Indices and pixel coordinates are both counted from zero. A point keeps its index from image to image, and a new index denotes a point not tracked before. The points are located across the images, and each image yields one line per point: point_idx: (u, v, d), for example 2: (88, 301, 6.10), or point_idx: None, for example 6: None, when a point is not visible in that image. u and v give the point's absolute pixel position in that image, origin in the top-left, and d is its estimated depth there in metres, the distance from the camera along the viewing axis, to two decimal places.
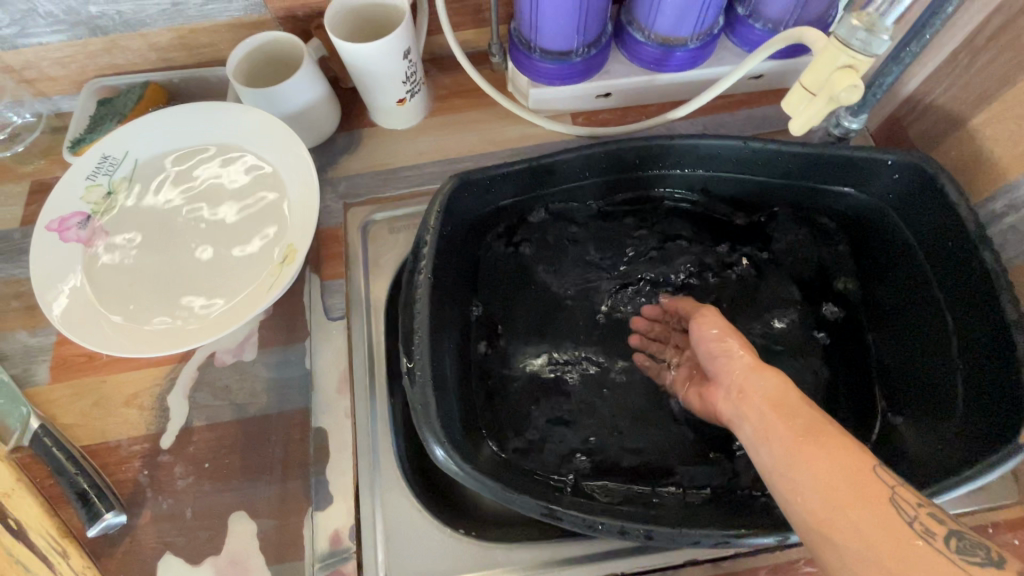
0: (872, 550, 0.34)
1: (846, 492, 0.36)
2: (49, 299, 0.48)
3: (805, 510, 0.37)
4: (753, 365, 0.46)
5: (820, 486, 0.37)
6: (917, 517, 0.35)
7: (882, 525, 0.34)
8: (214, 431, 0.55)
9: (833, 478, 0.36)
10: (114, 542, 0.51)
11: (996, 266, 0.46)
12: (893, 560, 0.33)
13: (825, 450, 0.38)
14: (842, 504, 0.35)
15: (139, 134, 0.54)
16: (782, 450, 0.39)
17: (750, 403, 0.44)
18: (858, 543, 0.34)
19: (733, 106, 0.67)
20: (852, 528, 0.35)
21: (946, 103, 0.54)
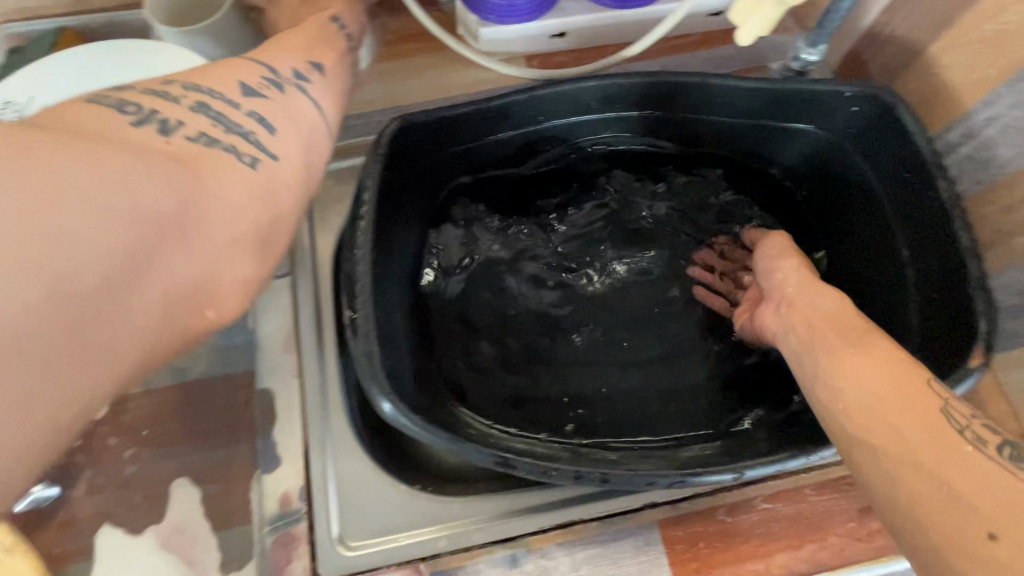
0: (913, 452, 0.33)
1: (894, 398, 0.35)
2: None
3: (846, 416, 0.36)
4: (810, 288, 0.46)
5: (866, 390, 0.36)
6: (969, 427, 0.34)
7: (926, 425, 0.33)
8: (152, 397, 0.52)
9: (880, 384, 0.36)
10: (48, 517, 0.48)
11: (950, 194, 0.46)
12: (935, 459, 0.32)
13: (877, 359, 0.37)
14: (885, 409, 0.35)
15: (48, 79, 0.50)
16: (829, 358, 0.40)
17: (802, 316, 0.45)
18: (899, 445, 0.33)
19: (692, 47, 0.63)
20: (890, 427, 0.34)
21: (904, 33, 0.52)
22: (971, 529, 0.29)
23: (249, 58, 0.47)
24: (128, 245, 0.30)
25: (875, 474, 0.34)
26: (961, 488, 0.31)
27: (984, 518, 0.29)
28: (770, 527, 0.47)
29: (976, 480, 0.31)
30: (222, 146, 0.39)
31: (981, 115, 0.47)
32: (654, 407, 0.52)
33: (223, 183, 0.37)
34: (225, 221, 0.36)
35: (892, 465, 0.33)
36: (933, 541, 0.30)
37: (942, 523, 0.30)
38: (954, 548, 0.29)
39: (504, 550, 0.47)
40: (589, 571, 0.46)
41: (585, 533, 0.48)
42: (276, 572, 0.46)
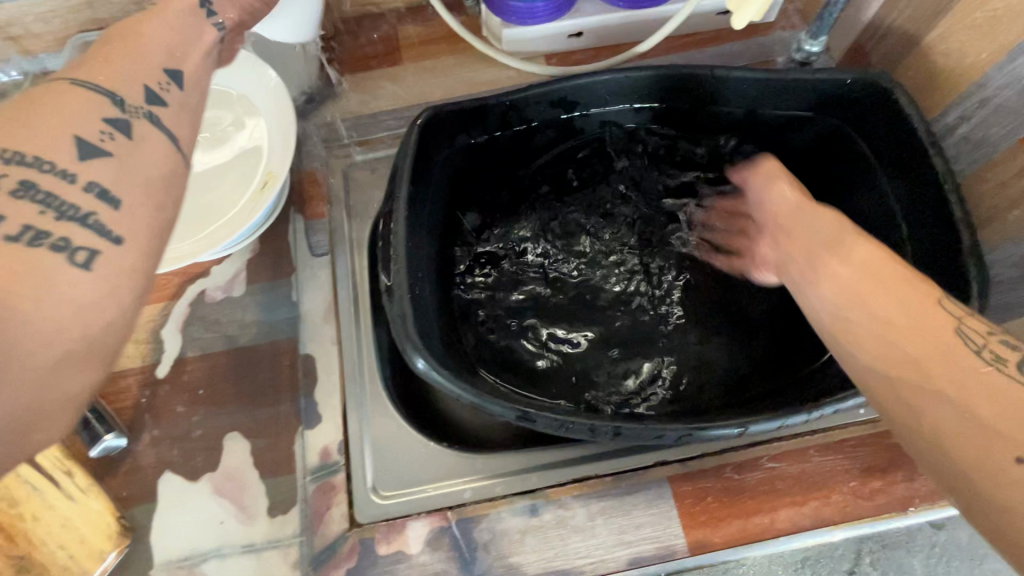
0: (924, 366, 0.34)
1: (906, 330, 0.36)
2: None
3: (862, 354, 0.37)
4: (823, 243, 0.45)
5: (846, 285, 0.40)
6: (985, 345, 0.34)
7: (942, 361, 0.34)
8: (207, 361, 0.58)
9: (884, 301, 0.38)
10: (116, 464, 0.54)
11: (945, 169, 0.49)
12: (930, 364, 0.34)
13: (885, 284, 0.39)
14: (895, 335, 0.36)
15: None
16: (831, 293, 0.41)
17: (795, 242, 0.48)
18: (916, 368, 0.34)
19: (703, 43, 0.68)
20: (885, 369, 0.36)
21: (902, 25, 0.56)
22: (962, 425, 0.31)
23: (79, 84, 0.36)
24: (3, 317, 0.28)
25: (885, 396, 0.36)
26: (947, 387, 0.33)
27: (954, 394, 0.32)
28: (776, 485, 0.50)
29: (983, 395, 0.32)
30: (52, 245, 0.30)
31: (974, 97, 0.51)
32: (664, 376, 0.55)
33: (80, 287, 0.30)
34: (70, 300, 0.30)
35: (897, 385, 0.35)
36: (957, 443, 0.31)
37: (955, 409, 0.32)
38: (976, 440, 0.31)
39: (525, 501, 0.50)
40: (604, 522, 0.49)
41: (599, 488, 0.51)
42: (318, 516, 0.51)
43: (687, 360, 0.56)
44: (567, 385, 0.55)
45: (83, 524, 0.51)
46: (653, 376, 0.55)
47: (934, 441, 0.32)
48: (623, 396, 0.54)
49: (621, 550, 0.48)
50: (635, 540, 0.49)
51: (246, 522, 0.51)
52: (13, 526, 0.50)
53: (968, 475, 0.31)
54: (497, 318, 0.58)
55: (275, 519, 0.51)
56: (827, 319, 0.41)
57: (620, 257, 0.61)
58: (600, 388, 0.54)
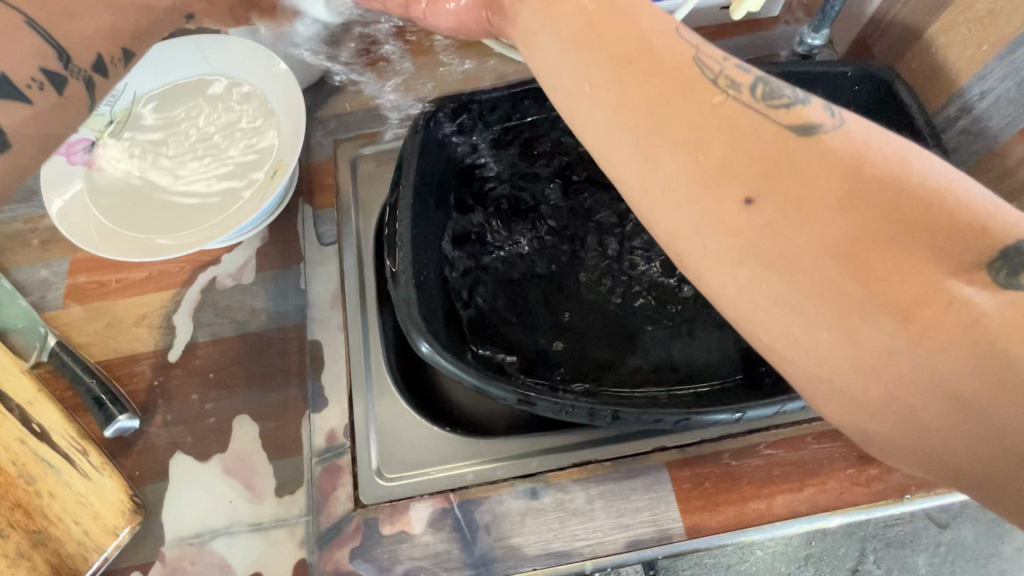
0: (766, 205, 0.30)
1: (746, 218, 0.31)
2: (50, 206, 0.52)
3: (672, 217, 0.33)
4: (607, 89, 0.36)
5: (674, 185, 0.33)
6: (718, 72, 0.34)
7: (800, 179, 0.30)
8: (217, 346, 0.60)
9: (675, 184, 0.33)
10: (129, 444, 0.56)
11: (944, 160, 0.50)
12: (757, 190, 0.31)
13: (708, 126, 0.33)
14: (707, 187, 0.32)
15: (138, 68, 0.57)
16: (619, 137, 0.36)
17: (598, 96, 0.37)
18: (746, 241, 0.31)
19: (707, 37, 0.69)
20: (748, 268, 0.31)
21: (905, 18, 0.56)
22: (865, 331, 0.28)
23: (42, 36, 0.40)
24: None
25: (769, 317, 0.31)
26: (842, 273, 0.28)
27: (747, 188, 0.31)
28: (774, 471, 0.50)
29: (790, 181, 0.30)
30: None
31: (975, 89, 0.51)
32: (665, 366, 0.56)
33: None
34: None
35: (798, 302, 0.30)
36: (851, 363, 0.29)
37: (863, 310, 0.28)
38: (886, 342, 0.28)
39: (525, 484, 0.51)
40: (603, 505, 0.50)
41: (599, 472, 0.52)
42: (324, 496, 0.52)
43: (687, 350, 0.56)
44: (568, 373, 0.56)
45: (100, 502, 0.52)
46: (653, 365, 0.56)
47: (822, 323, 0.29)
48: (622, 384, 0.55)
49: (619, 533, 0.49)
50: (634, 523, 0.50)
51: (254, 501, 0.53)
52: (30, 502, 0.52)
53: (906, 314, 0.27)
54: (499, 309, 0.59)
55: (282, 499, 0.53)
56: (660, 225, 0.34)
57: (622, 247, 0.62)
58: (600, 376, 0.55)
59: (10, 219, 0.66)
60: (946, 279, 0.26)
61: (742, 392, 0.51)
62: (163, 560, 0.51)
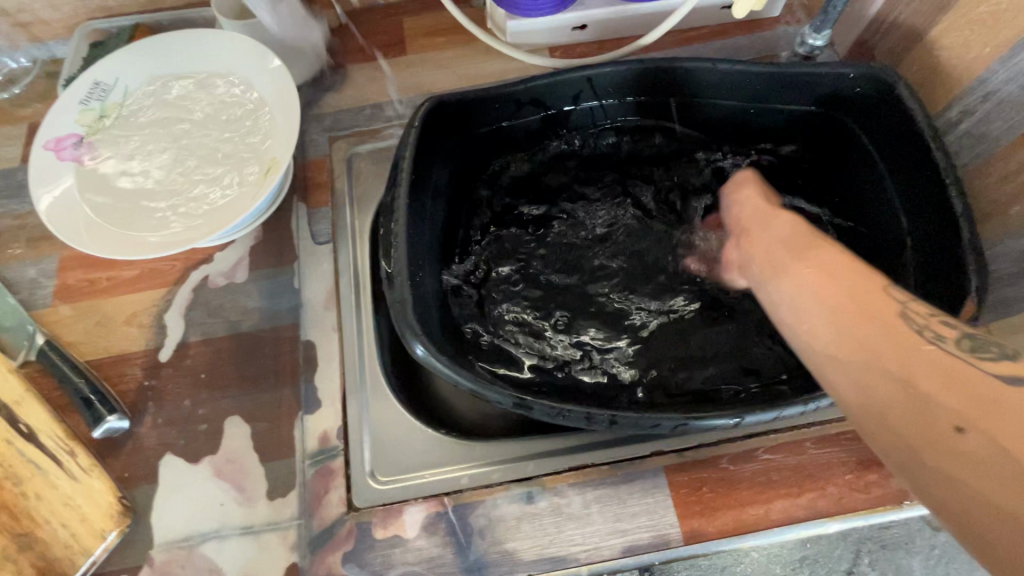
0: (897, 361, 0.35)
1: (888, 363, 0.35)
2: (37, 200, 0.51)
3: (823, 342, 0.39)
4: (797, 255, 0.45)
5: (819, 301, 0.40)
6: (925, 325, 0.37)
7: (936, 369, 0.34)
8: (209, 345, 0.59)
9: (836, 294, 0.40)
10: (118, 445, 0.55)
11: (946, 162, 0.49)
12: (895, 363, 0.35)
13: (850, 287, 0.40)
14: (840, 317, 0.39)
15: (131, 64, 0.57)
16: (789, 282, 0.44)
17: (760, 246, 0.50)
18: (866, 363, 0.36)
19: (707, 37, 0.68)
20: (875, 390, 0.35)
21: (906, 19, 0.56)
22: (922, 411, 0.33)
23: None
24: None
25: (850, 401, 0.36)
26: (891, 366, 0.35)
27: (956, 417, 0.31)
28: (772, 477, 0.50)
29: (920, 365, 0.34)
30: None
31: (977, 92, 0.50)
32: (661, 369, 0.55)
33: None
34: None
35: (866, 392, 0.35)
36: (913, 427, 0.33)
37: (903, 394, 0.34)
38: (966, 467, 0.30)
39: (521, 488, 0.51)
40: (599, 510, 0.50)
41: (595, 476, 0.51)
42: (317, 499, 0.52)
43: (684, 353, 0.56)
44: (564, 376, 0.55)
45: (87, 503, 0.51)
46: (649, 368, 0.55)
47: (910, 451, 0.33)
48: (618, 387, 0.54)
49: (616, 538, 0.49)
50: (630, 528, 0.49)
51: (246, 504, 0.52)
52: (15, 504, 0.51)
53: (978, 493, 0.29)
54: (494, 311, 0.58)
55: (274, 502, 0.52)
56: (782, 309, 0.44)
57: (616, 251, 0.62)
58: (596, 380, 0.55)
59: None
60: None
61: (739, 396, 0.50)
62: (152, 564, 0.50)
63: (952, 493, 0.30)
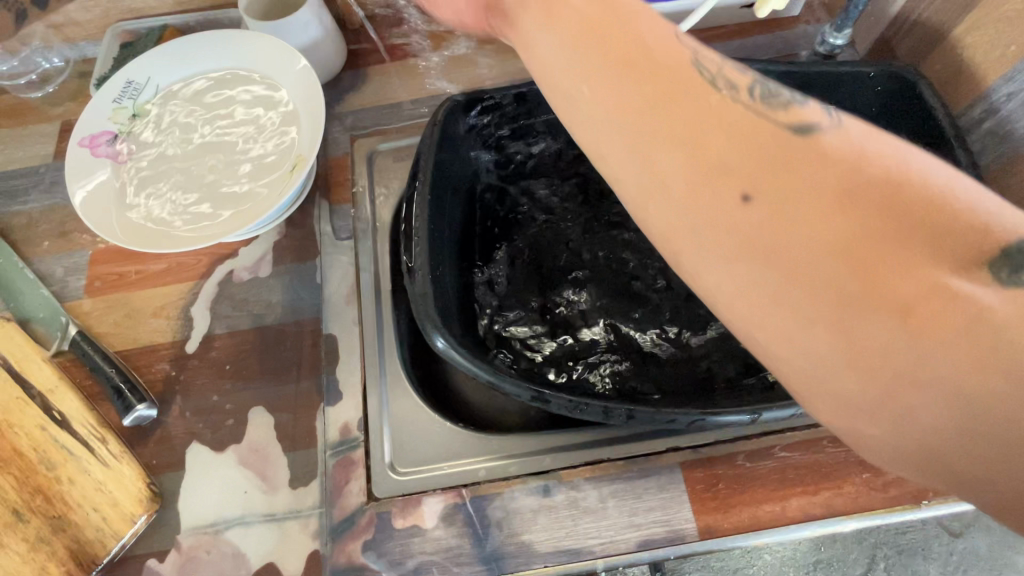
0: (797, 255, 0.24)
1: (801, 272, 0.24)
2: (72, 194, 0.53)
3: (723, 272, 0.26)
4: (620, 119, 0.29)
5: (683, 206, 0.27)
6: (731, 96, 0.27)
7: (820, 230, 0.23)
8: (233, 338, 0.60)
9: (688, 180, 0.27)
10: (147, 433, 0.57)
11: (968, 162, 0.49)
12: (769, 233, 0.25)
13: (605, 53, 0.30)
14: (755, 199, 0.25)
15: (162, 63, 0.58)
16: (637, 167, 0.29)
17: (569, 52, 0.31)
18: (791, 288, 0.24)
19: (725, 37, 0.68)
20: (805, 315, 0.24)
21: (930, 18, 0.55)
22: (750, 218, 0.25)
23: None
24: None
25: (809, 369, 0.25)
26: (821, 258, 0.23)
27: (867, 268, 0.23)
28: (788, 475, 0.50)
29: (792, 216, 0.24)
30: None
31: (1002, 91, 0.50)
32: (679, 367, 0.55)
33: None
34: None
35: (814, 326, 0.24)
36: (857, 382, 0.24)
37: (812, 278, 0.24)
38: (914, 385, 0.23)
39: (538, 481, 0.51)
40: (615, 504, 0.50)
41: (611, 471, 0.51)
42: (337, 488, 0.53)
43: (702, 351, 0.56)
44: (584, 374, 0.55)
45: (117, 488, 0.53)
46: (668, 366, 0.56)
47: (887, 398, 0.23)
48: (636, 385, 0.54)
49: (631, 532, 0.49)
50: (645, 523, 0.50)
51: (268, 492, 0.53)
52: (50, 488, 0.53)
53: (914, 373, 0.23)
54: (514, 308, 0.59)
55: (296, 491, 0.53)
56: (653, 224, 0.29)
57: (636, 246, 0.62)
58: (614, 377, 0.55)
59: (34, 209, 0.68)
60: (949, 274, 0.22)
61: (758, 394, 0.51)
62: (179, 548, 0.52)
63: (915, 402, 0.23)
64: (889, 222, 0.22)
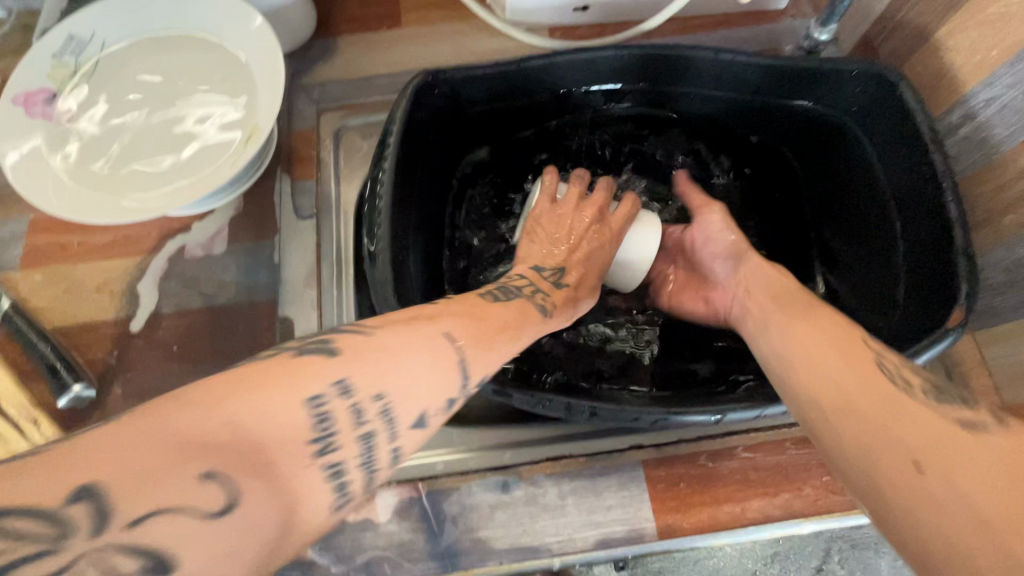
0: (852, 404, 0.34)
1: (873, 411, 0.32)
2: (4, 157, 0.49)
3: (798, 383, 0.38)
4: (781, 312, 0.44)
5: (801, 347, 0.39)
6: (900, 374, 0.35)
7: (893, 405, 0.32)
8: (182, 318, 0.57)
9: (819, 343, 0.38)
10: (85, 415, 0.54)
11: (943, 167, 0.48)
12: (869, 398, 0.33)
13: (817, 324, 0.40)
14: (821, 360, 0.37)
15: (109, 17, 0.53)
16: (771, 331, 0.43)
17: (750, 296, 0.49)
18: (833, 405, 0.35)
19: (710, 27, 0.66)
20: (847, 428, 0.33)
21: (915, 18, 0.54)
22: (905, 471, 0.29)
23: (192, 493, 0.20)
24: (131, 479, 0.20)
25: (853, 465, 0.32)
26: (866, 403, 0.33)
27: (914, 455, 0.30)
28: (750, 475, 0.50)
29: (904, 413, 0.32)
30: (326, 465, 0.25)
31: (981, 96, 0.49)
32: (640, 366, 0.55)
33: (191, 502, 0.20)
34: (208, 557, 0.20)
35: (874, 466, 0.31)
36: (890, 481, 0.30)
37: (896, 457, 0.30)
38: (949, 516, 0.27)
39: (497, 476, 0.50)
40: (574, 502, 0.49)
41: (572, 467, 0.50)
42: None
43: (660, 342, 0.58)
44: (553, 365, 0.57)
45: None
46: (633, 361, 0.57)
47: (910, 523, 0.28)
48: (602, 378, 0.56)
49: (590, 530, 0.48)
50: (605, 521, 0.49)
51: None
52: None
53: (921, 522, 0.28)
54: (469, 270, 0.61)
55: None
56: (765, 351, 0.43)
57: None
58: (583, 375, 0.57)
59: None
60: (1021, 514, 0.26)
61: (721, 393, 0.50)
62: None
63: (922, 536, 0.28)
64: (967, 459, 0.28)
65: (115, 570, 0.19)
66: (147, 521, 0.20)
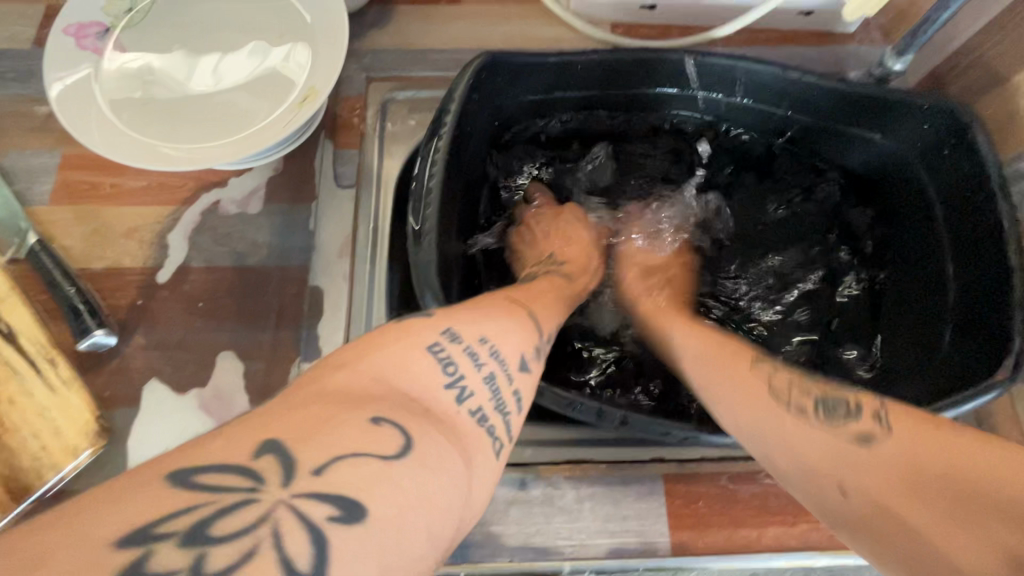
0: (756, 393, 0.40)
1: (798, 402, 0.39)
2: (49, 86, 0.47)
3: (722, 401, 0.43)
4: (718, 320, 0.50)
5: (712, 354, 0.46)
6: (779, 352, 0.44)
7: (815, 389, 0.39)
8: (210, 274, 0.56)
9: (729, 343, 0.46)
10: (103, 360, 0.53)
11: (1010, 216, 0.47)
12: (780, 389, 0.40)
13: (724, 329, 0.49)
14: (734, 363, 0.44)
15: None
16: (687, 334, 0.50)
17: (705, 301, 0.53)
18: (746, 399, 0.41)
19: (774, 42, 0.65)
20: (775, 424, 0.39)
21: (992, 59, 0.52)
22: (831, 441, 0.36)
23: (356, 446, 0.23)
24: (310, 430, 0.23)
25: (802, 460, 0.37)
26: (791, 398, 0.39)
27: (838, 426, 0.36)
28: (770, 502, 0.49)
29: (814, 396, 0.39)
30: (469, 410, 0.30)
31: None
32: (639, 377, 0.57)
33: (368, 445, 0.24)
34: (398, 499, 0.23)
35: (825, 458, 0.35)
36: (843, 465, 0.34)
37: (830, 444, 0.36)
38: (907, 483, 0.31)
39: (516, 473, 0.49)
40: (591, 507, 0.49)
41: (592, 473, 0.50)
42: None
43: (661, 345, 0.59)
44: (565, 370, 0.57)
45: (60, 417, 0.49)
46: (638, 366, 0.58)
47: (872, 503, 0.32)
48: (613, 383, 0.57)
49: (603, 538, 0.48)
50: (619, 530, 0.48)
51: None
52: None
53: (881, 500, 0.32)
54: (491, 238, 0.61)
55: None
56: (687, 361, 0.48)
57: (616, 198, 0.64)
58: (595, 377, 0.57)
59: (7, 96, 0.61)
60: (947, 449, 0.31)
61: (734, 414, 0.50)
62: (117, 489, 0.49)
63: (882, 519, 0.32)
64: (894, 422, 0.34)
65: (305, 518, 0.21)
66: (332, 466, 0.23)
